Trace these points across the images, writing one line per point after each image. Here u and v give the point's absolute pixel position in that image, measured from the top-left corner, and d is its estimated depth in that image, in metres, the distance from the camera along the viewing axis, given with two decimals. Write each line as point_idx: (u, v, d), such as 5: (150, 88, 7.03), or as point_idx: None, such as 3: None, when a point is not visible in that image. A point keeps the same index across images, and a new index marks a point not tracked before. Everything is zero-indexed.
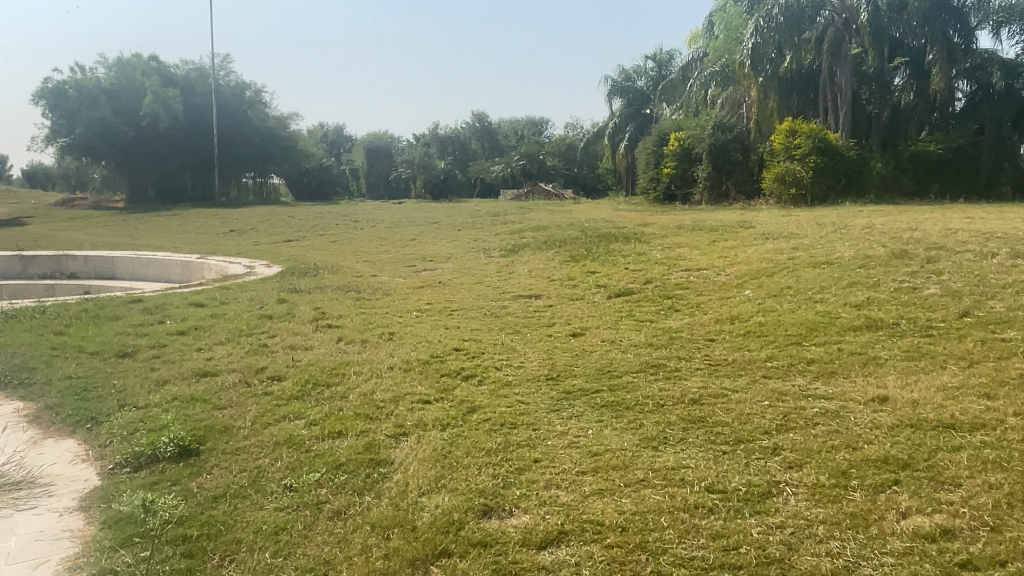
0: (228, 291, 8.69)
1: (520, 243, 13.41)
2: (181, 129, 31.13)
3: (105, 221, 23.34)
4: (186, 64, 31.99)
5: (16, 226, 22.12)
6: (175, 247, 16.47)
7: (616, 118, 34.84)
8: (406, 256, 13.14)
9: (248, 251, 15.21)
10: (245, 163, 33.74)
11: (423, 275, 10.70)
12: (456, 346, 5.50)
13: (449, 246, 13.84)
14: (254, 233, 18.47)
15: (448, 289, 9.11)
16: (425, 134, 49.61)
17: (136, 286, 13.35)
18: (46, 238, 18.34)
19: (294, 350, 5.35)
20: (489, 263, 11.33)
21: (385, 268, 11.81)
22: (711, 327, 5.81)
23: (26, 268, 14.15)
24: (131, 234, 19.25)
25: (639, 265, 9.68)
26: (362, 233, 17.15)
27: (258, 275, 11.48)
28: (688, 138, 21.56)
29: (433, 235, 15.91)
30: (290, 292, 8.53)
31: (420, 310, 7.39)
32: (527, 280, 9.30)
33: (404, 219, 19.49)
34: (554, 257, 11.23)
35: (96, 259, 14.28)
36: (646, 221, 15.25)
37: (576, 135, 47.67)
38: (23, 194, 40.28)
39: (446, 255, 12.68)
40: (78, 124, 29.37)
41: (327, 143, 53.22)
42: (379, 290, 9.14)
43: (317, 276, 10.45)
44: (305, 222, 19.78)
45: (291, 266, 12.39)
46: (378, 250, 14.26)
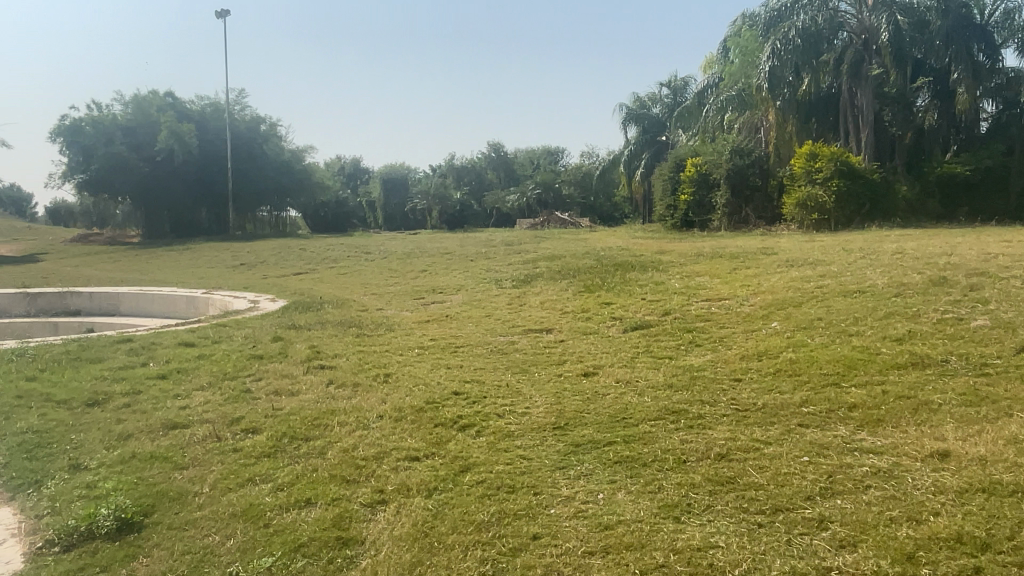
0: (224, 328, 8.29)
1: (534, 273, 12.97)
2: (197, 164, 31.22)
3: (119, 256, 23.26)
4: (202, 100, 32.19)
5: (30, 263, 22.08)
6: (183, 282, 16.20)
7: (632, 146, 34.54)
8: (416, 288, 12.74)
9: (256, 285, 14.90)
10: (261, 197, 33.78)
11: (431, 308, 10.27)
12: (456, 390, 4.99)
13: (461, 277, 13.44)
14: (264, 267, 18.20)
15: (456, 323, 8.66)
16: (441, 165, 49.66)
17: (141, 323, 13.04)
18: (56, 274, 18.17)
19: (276, 396, 4.91)
20: (501, 294, 10.89)
21: (394, 301, 11.39)
22: (736, 365, 5.26)
23: (30, 305, 13.90)
24: (142, 269, 19.06)
25: (657, 295, 9.18)
26: (373, 265, 16.81)
27: (262, 310, 11.12)
28: (706, 164, 21.11)
29: (445, 266, 15.53)
30: (289, 329, 8.12)
31: (423, 347, 6.92)
32: (539, 312, 8.83)
33: (416, 249, 19.15)
34: (568, 287, 10.76)
35: (101, 295, 14.00)
36: (664, 249, 14.76)
37: (592, 164, 47.47)
38: (43, 231, 40.61)
39: (457, 287, 12.26)
40: (95, 160, 29.54)
41: (344, 176, 53.44)
42: (384, 324, 8.72)
43: (322, 311, 10.06)
44: (316, 254, 19.49)
45: (298, 300, 12.03)
46: (388, 282, 13.88)
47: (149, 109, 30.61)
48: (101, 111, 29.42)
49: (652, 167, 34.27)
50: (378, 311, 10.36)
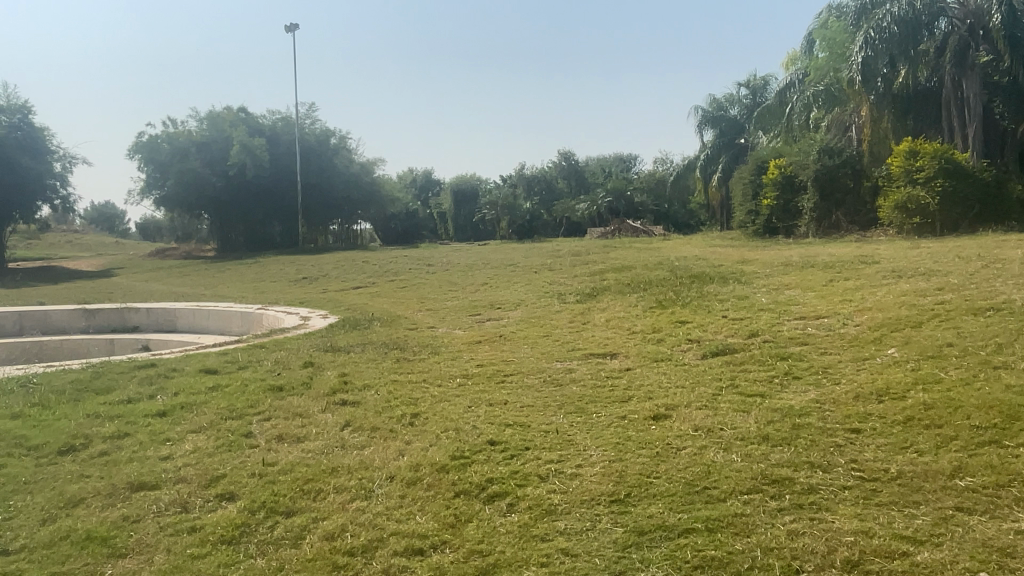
0: (257, 351, 7.62)
1: (601, 286, 11.92)
2: (268, 178, 31.48)
3: (189, 270, 23.43)
4: (273, 115, 32.48)
5: (104, 278, 22.44)
6: (241, 296, 15.87)
7: (708, 150, 32.97)
8: (474, 303, 11.90)
9: (311, 299, 14.38)
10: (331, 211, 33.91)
11: (487, 326, 9.39)
12: (492, 439, 4.03)
13: (522, 291, 12.52)
14: (325, 280, 17.76)
15: (510, 344, 7.74)
16: (511, 176, 49.04)
17: (194, 340, 12.65)
18: (122, 289, 18.19)
19: (276, 443, 4.09)
20: (563, 311, 9.92)
21: (448, 318, 10.57)
22: (850, 411, 4.13)
23: (89, 322, 13.74)
24: (206, 284, 18.90)
25: (740, 312, 8.01)
26: (433, 278, 16.10)
27: (309, 328, 10.48)
28: (791, 166, 19.58)
29: (508, 279, 14.65)
30: (325, 352, 7.37)
31: (466, 376, 6.03)
32: (605, 333, 7.81)
33: (480, 261, 18.36)
34: (638, 303, 9.68)
35: (158, 311, 13.74)
36: (745, 258, 13.46)
37: (666, 170, 45.98)
38: (126, 246, 41.93)
39: (517, 302, 11.35)
40: (170, 176, 30.09)
41: (415, 188, 53.45)
42: (432, 345, 7.88)
43: (369, 330, 9.32)
44: (377, 268, 18.95)
45: (349, 317, 11.37)
46: (445, 297, 13.10)
47: (222, 125, 31.01)
48: (176, 127, 29.96)
49: (730, 172, 32.62)
50: (430, 329, 9.56)
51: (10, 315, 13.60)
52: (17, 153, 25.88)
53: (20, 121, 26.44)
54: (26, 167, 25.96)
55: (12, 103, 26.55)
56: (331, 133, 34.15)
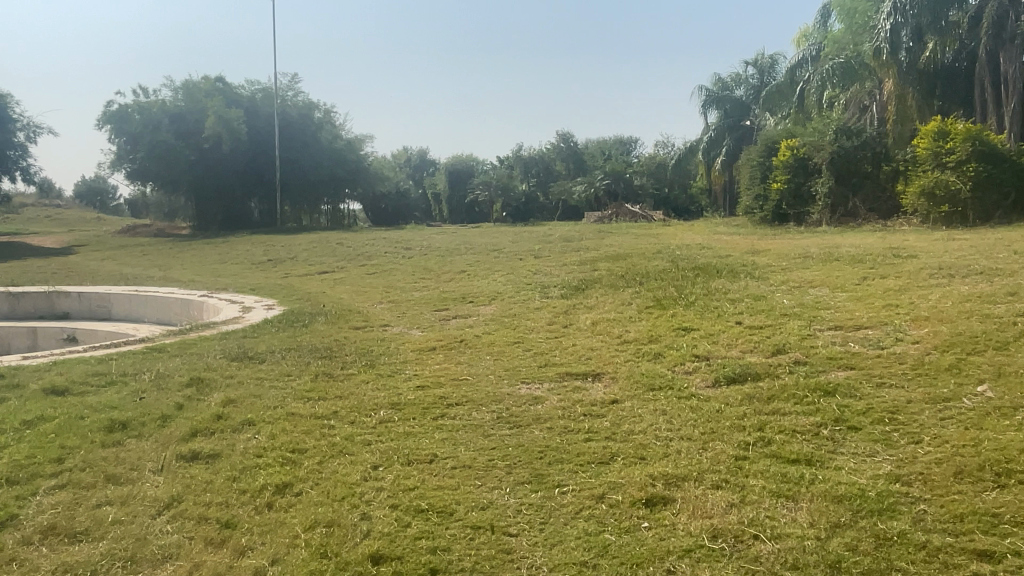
0: (146, 359, 6.02)
1: (592, 278, 10.31)
2: (245, 152, 29.74)
3: (152, 249, 21.77)
4: (253, 85, 30.65)
5: (60, 256, 20.82)
6: (193, 280, 14.25)
7: (712, 132, 31.21)
8: (444, 294, 10.31)
9: (266, 285, 12.80)
10: (312, 190, 31.99)
11: (448, 327, 7.79)
12: (382, 552, 2.46)
13: (500, 282, 10.92)
14: (290, 263, 16.14)
15: (469, 353, 6.16)
16: (508, 156, 47.13)
17: (125, 331, 11.05)
18: (69, 269, 16.54)
19: (29, 551, 2.55)
20: (542, 308, 8.33)
21: (409, 313, 8.98)
22: (961, 508, 2.60)
23: (13, 307, 12.09)
24: (163, 265, 17.26)
25: (758, 317, 6.45)
26: (407, 263, 14.47)
27: (244, 321, 8.90)
28: (805, 147, 17.93)
29: (488, 266, 13.04)
30: (231, 362, 5.79)
31: (394, 406, 4.43)
32: (589, 341, 6.22)
33: (463, 245, 16.74)
34: (632, 300, 8.09)
35: (90, 296, 12.10)
36: (757, 248, 11.87)
37: (667, 153, 44.52)
38: (104, 222, 40.14)
39: (491, 295, 9.76)
40: (141, 148, 28.46)
41: (411, 167, 51.47)
42: (372, 351, 6.31)
43: (307, 328, 7.72)
44: (351, 250, 17.32)
45: (296, 308, 9.78)
46: (414, 286, 11.50)
47: (198, 95, 29.25)
48: (148, 96, 28.22)
49: (735, 155, 30.86)
50: (381, 328, 7.96)
51: None
52: None
53: None
54: None
55: None
56: (316, 106, 32.32)
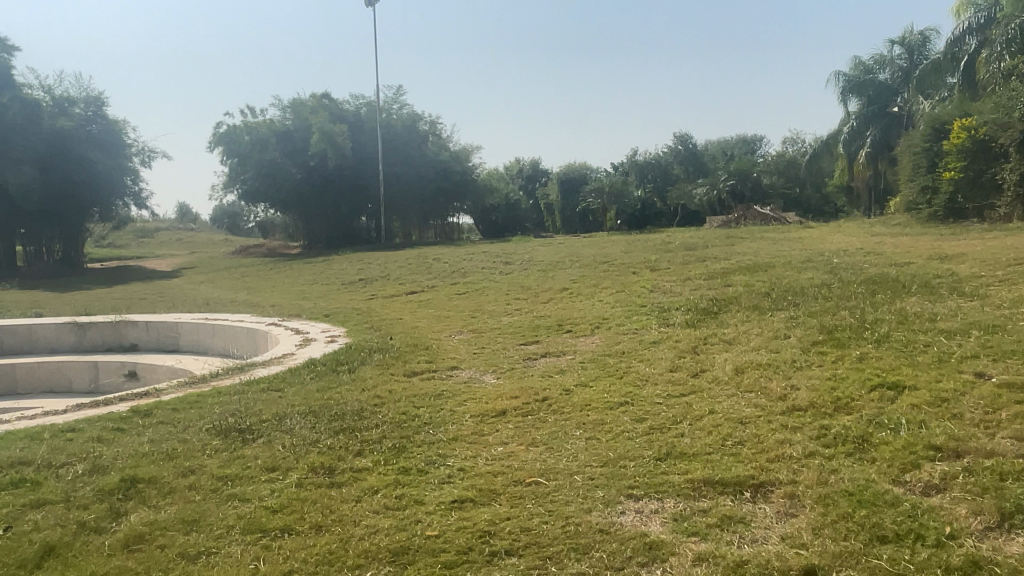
0: (112, 431, 4.41)
1: (724, 297, 8.00)
2: (350, 168, 29.06)
3: (253, 270, 21.18)
4: (357, 100, 29.98)
5: (166, 280, 20.57)
6: (273, 304, 13.03)
7: (854, 121, 27.56)
8: (539, 320, 8.33)
9: (342, 310, 11.28)
10: (421, 203, 31.07)
11: (532, 369, 5.78)
12: None
13: (607, 303, 8.82)
14: (380, 283, 14.69)
15: (552, 424, 4.12)
16: (623, 163, 44.62)
17: (185, 367, 9.80)
18: (159, 293, 15.81)
19: None
20: (662, 342, 6.17)
21: (489, 347, 7.05)
22: None
23: (78, 339, 11.12)
24: (253, 288, 16.30)
25: (1010, 367, 4.07)
26: (503, 281, 12.60)
27: (293, 359, 7.27)
28: (984, 125, 14.59)
29: (596, 283, 10.94)
30: (209, 440, 4.06)
31: (397, 560, 2.50)
32: (738, 407, 4.03)
33: (569, 258, 14.69)
34: (789, 331, 5.80)
35: (159, 326, 11.03)
36: (945, 253, 9.12)
37: (798, 150, 40.70)
38: (225, 244, 40.97)
39: (594, 322, 7.69)
40: (250, 168, 28.48)
41: (523, 179, 49.32)
42: (416, 416, 4.41)
43: (350, 372, 5.95)
44: (446, 266, 15.70)
45: (359, 340, 8.12)
46: (505, 310, 9.62)
47: (303, 112, 28.86)
48: (256, 117, 28.12)
49: (884, 146, 26.95)
50: (447, 370, 6.05)
51: None
52: (91, 147, 24.14)
53: (94, 114, 24.73)
54: (101, 163, 24.19)
55: (89, 94, 24.84)
56: (421, 118, 31.27)
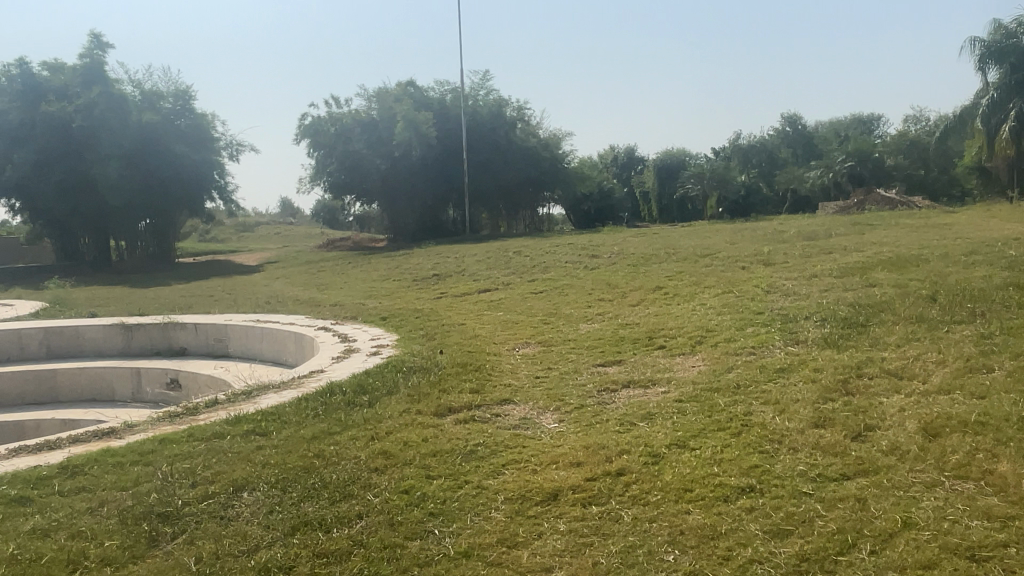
0: (5, 507, 3.15)
1: (868, 303, 6.12)
2: (436, 157, 28.01)
3: (333, 264, 20.41)
4: (442, 86, 28.80)
5: (248, 275, 20.14)
6: (336, 302, 11.95)
7: (992, 92, 23.24)
8: (626, 329, 6.71)
9: (403, 312, 9.97)
10: (507, 192, 29.66)
11: (609, 411, 4.15)
12: None
13: (710, 308, 7.06)
14: (453, 279, 13.38)
15: (632, 533, 2.56)
16: (725, 147, 41.86)
17: (226, 378, 8.74)
18: (228, 290, 15.10)
19: None
20: (793, 372, 4.42)
21: (557, 368, 5.47)
22: None
23: (126, 341, 10.30)
24: (324, 283, 15.36)
25: None
26: (588, 278, 10.98)
27: (321, 374, 5.96)
28: None
29: (697, 280, 9.18)
30: (112, 540, 2.73)
31: None
32: (958, 524, 2.35)
33: (665, 250, 12.89)
34: (990, 364, 3.96)
35: (207, 328, 10.07)
36: None
37: (925, 127, 36.48)
38: (318, 237, 41.14)
39: (695, 334, 5.99)
40: (335, 159, 27.94)
41: (618, 166, 47.15)
42: (421, 500, 2.91)
43: (367, 407, 4.52)
44: (527, 260, 14.21)
45: (407, 353, 6.76)
46: (586, 314, 8.05)
47: (388, 100, 28.04)
48: (341, 108, 27.55)
49: None
50: (497, 406, 4.53)
51: (34, 332, 10.20)
52: (178, 142, 24.31)
53: (182, 108, 24.94)
54: (187, 156, 24.36)
55: (176, 88, 25.04)
56: (508, 103, 29.78)
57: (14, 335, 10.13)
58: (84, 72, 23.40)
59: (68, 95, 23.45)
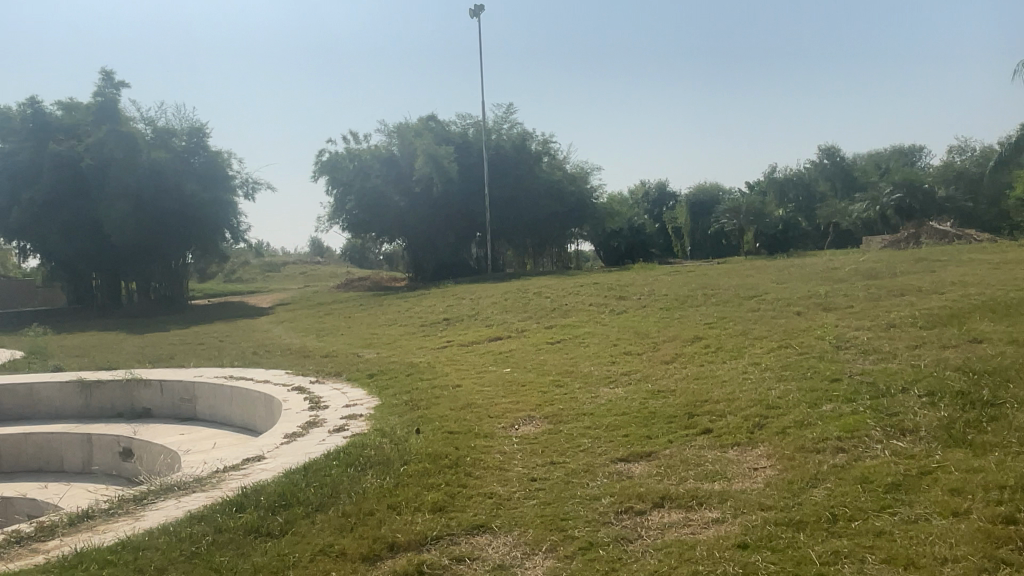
0: None
1: (985, 369, 4.55)
2: (458, 193, 26.78)
3: (345, 306, 19.16)
4: (464, 120, 27.76)
5: (256, 318, 18.99)
6: (329, 353, 10.60)
7: None
8: (658, 399, 5.18)
9: (396, 366, 8.56)
10: (532, 228, 28.32)
11: (633, 561, 2.64)
12: None
13: (767, 370, 5.50)
14: (463, 325, 11.95)
15: None
16: (761, 181, 40.15)
17: (183, 448, 7.37)
18: (222, 336, 13.85)
19: None
20: (914, 496, 2.89)
21: (563, 465, 3.95)
22: None
23: (85, 402, 9.00)
24: (326, 329, 14.05)
25: None
26: (613, 325, 9.45)
27: (254, 465, 4.52)
28: None
29: (744, 329, 7.62)
30: None
31: None
32: None
33: (703, 291, 11.32)
34: None
35: (174, 387, 8.74)
36: None
37: (975, 157, 34.30)
38: (341, 276, 40.19)
39: (752, 412, 4.43)
40: (352, 196, 26.89)
41: (648, 202, 45.57)
42: None
43: (272, 542, 3.08)
44: (548, 303, 12.74)
45: (376, 429, 5.30)
46: (609, 373, 6.53)
47: (408, 135, 27.02)
48: (359, 143, 26.57)
49: None
50: (465, 542, 3.02)
51: None
52: (190, 181, 23.40)
53: (196, 145, 24.17)
54: (198, 195, 23.47)
55: (190, 125, 24.33)
56: (532, 136, 28.56)
57: None
58: (97, 111, 22.76)
59: (79, 133, 22.79)
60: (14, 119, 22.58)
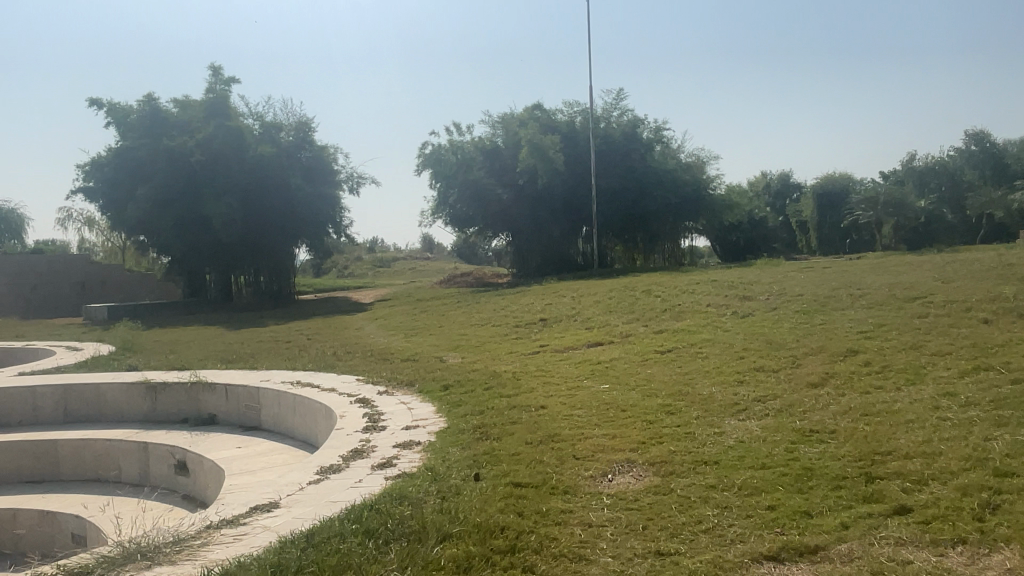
0: None
1: None
2: (564, 184, 25.45)
3: (444, 303, 18.31)
4: (572, 108, 26.36)
5: (353, 314, 18.44)
6: (411, 356, 9.57)
7: None
8: (814, 444, 3.69)
9: (477, 375, 7.37)
10: (642, 221, 26.59)
11: None
12: None
13: (972, 408, 3.90)
14: (561, 327, 10.63)
15: None
16: (899, 170, 36.38)
17: (233, 465, 6.48)
18: (311, 334, 13.21)
19: None
20: None
21: (682, 559, 2.62)
22: None
23: (151, 405, 8.37)
24: (418, 328, 13.13)
25: None
26: (737, 330, 7.88)
27: (260, 518, 3.42)
28: None
29: (914, 342, 5.91)
30: None
31: None
32: None
33: (847, 290, 9.51)
34: None
35: (239, 392, 7.93)
36: None
37: None
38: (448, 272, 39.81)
39: (971, 483, 2.93)
40: (456, 190, 26.13)
41: (770, 195, 42.49)
42: None
43: None
44: (658, 302, 11.23)
45: (427, 467, 4.09)
46: (737, 396, 5.04)
47: (513, 125, 25.96)
48: (462, 135, 25.78)
49: None
50: None
51: (50, 389, 8.48)
52: (295, 175, 23.36)
53: (302, 140, 24.08)
54: (303, 190, 23.44)
55: (298, 119, 24.25)
56: (644, 124, 26.81)
57: (26, 392, 8.47)
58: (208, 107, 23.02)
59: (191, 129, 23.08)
60: (132, 115, 23.10)
